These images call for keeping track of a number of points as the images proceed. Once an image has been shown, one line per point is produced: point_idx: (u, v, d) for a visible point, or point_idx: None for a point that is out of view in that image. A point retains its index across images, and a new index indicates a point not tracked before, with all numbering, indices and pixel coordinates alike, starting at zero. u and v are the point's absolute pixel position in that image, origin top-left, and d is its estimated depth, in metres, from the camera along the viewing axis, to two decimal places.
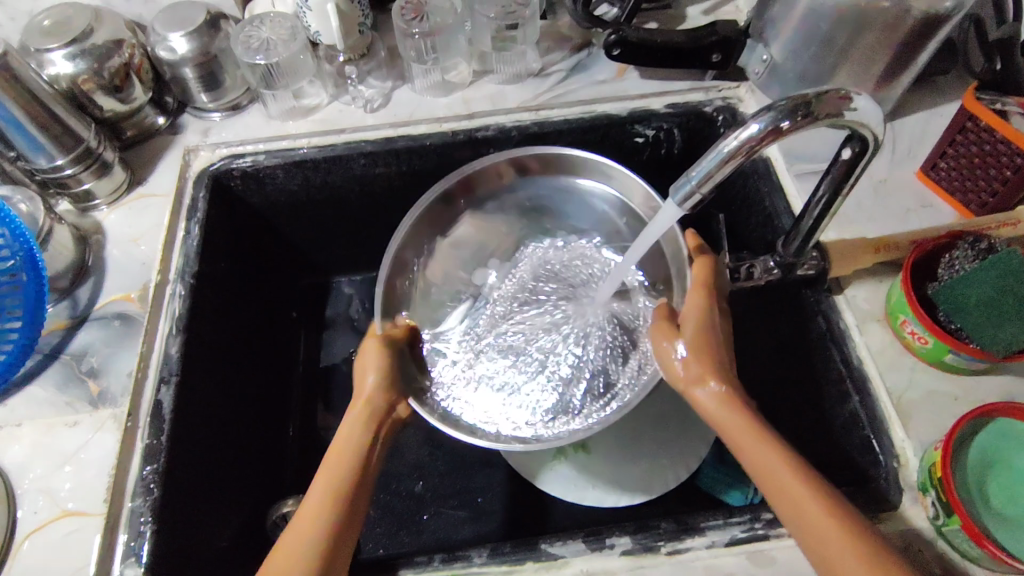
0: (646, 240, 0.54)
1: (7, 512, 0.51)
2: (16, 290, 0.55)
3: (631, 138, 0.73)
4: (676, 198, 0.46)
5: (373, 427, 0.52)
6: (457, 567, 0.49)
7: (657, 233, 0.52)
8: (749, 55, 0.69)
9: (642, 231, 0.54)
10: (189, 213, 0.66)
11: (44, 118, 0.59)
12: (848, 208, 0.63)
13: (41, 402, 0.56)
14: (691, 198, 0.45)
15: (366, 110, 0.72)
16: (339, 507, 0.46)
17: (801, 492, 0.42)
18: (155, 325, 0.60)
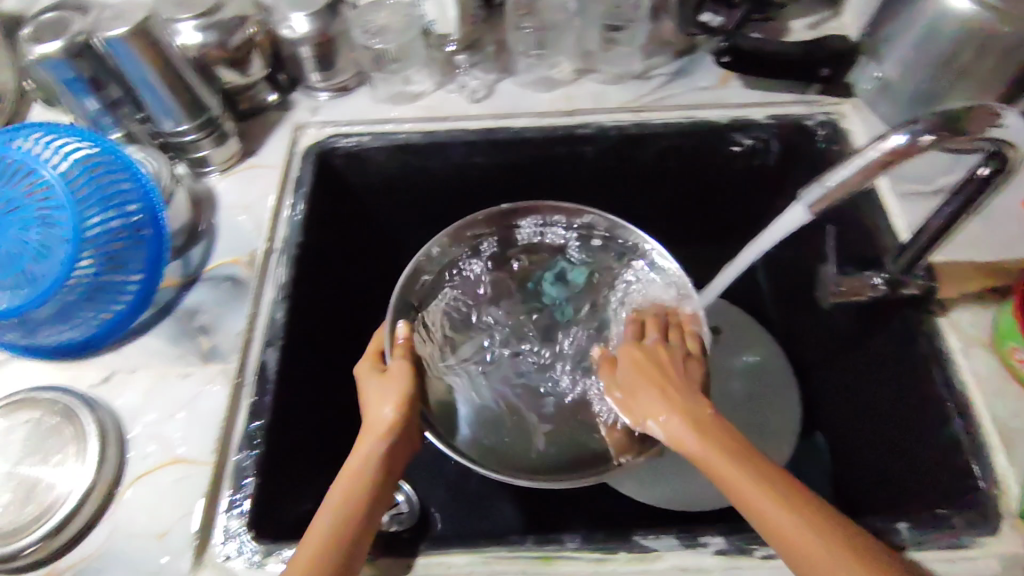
0: (765, 244, 0.56)
1: (119, 454, 0.54)
2: (141, 243, 0.57)
3: (728, 147, 0.73)
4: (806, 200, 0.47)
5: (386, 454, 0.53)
6: (550, 550, 0.50)
7: (780, 234, 0.53)
8: (859, 71, 0.70)
9: (764, 231, 0.55)
10: (296, 187, 0.68)
11: (176, 85, 0.61)
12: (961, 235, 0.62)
13: (155, 353, 0.58)
14: (823, 201, 0.46)
15: (470, 99, 0.74)
16: (340, 545, 0.46)
17: (765, 499, 0.44)
18: (262, 291, 0.62)
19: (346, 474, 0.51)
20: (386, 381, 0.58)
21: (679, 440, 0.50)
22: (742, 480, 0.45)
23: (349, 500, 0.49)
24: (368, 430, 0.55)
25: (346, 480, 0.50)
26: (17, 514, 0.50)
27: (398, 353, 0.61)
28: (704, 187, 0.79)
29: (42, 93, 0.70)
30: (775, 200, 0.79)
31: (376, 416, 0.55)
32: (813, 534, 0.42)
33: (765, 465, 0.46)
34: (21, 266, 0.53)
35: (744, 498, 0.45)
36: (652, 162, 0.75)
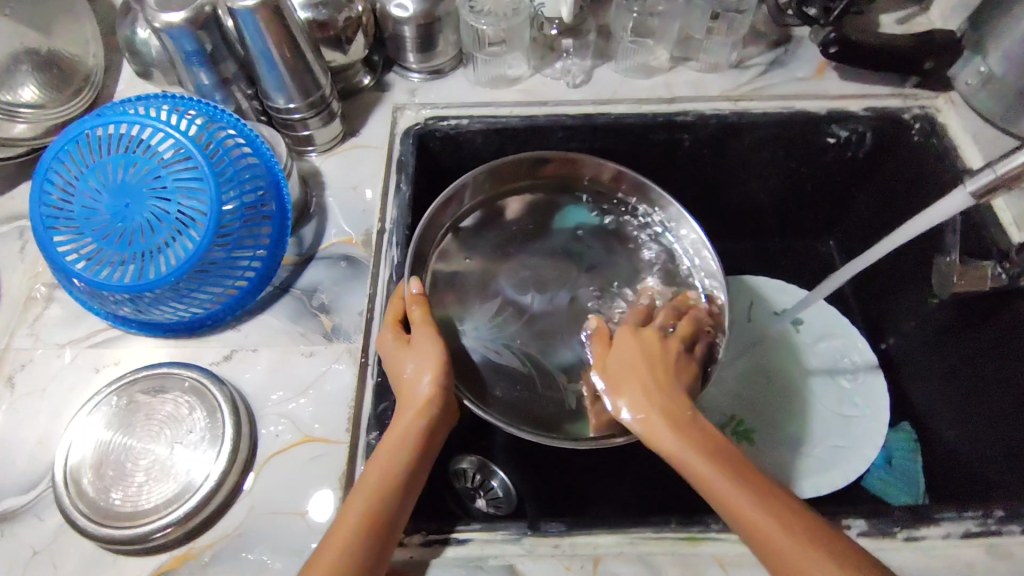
0: (910, 230, 0.57)
1: (251, 432, 0.53)
2: (266, 220, 0.57)
3: (823, 138, 0.74)
4: (971, 188, 0.48)
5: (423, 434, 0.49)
6: (696, 531, 0.49)
7: (932, 218, 0.54)
8: (961, 67, 0.70)
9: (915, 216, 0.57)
10: (400, 168, 0.68)
11: (294, 61, 0.61)
12: None
13: (276, 331, 0.58)
14: (988, 190, 0.47)
15: (570, 85, 0.74)
16: (375, 531, 0.44)
17: (746, 498, 0.44)
18: (378, 271, 0.61)
19: (386, 449, 0.48)
20: (416, 347, 0.53)
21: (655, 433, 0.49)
22: (730, 487, 0.45)
23: (388, 470, 0.47)
24: (403, 401, 0.51)
25: (388, 457, 0.48)
26: (161, 491, 0.49)
27: (418, 311, 0.55)
28: (794, 178, 0.79)
29: (137, 65, 0.67)
30: (862, 191, 0.80)
31: (409, 381, 0.52)
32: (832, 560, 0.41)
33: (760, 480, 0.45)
34: (153, 239, 0.51)
35: (731, 502, 0.44)
36: (747, 151, 0.75)
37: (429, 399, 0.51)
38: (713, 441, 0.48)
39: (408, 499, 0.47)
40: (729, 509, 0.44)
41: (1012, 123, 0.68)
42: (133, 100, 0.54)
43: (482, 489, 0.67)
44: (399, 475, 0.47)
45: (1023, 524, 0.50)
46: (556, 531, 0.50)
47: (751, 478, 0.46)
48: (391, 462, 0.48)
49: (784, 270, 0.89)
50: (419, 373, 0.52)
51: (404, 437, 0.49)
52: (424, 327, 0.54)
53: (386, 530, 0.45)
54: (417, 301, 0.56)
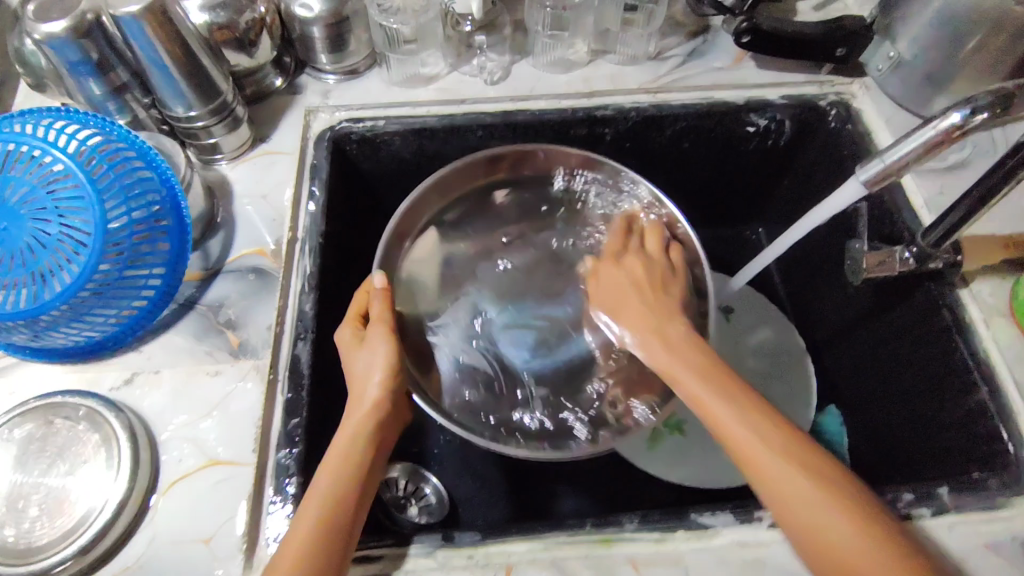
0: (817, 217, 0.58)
1: (152, 458, 0.51)
2: (163, 235, 0.54)
3: (743, 127, 0.74)
4: (862, 177, 0.49)
5: (376, 438, 0.49)
6: (610, 533, 0.49)
7: (835, 206, 0.55)
8: (872, 51, 0.70)
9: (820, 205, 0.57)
10: (312, 174, 0.66)
11: (190, 69, 0.58)
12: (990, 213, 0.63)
13: (180, 351, 0.56)
14: (879, 178, 0.48)
15: (487, 82, 0.72)
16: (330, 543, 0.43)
17: (771, 459, 0.44)
18: (289, 282, 0.60)
19: (335, 456, 0.47)
20: (369, 346, 0.53)
21: (661, 361, 0.53)
22: (735, 423, 0.46)
23: (345, 466, 0.46)
24: (353, 404, 0.51)
25: (339, 466, 0.46)
26: (55, 526, 0.47)
27: (376, 305, 0.56)
28: (718, 167, 0.79)
29: (29, 78, 0.64)
30: (785, 178, 0.80)
31: (363, 379, 0.52)
32: (818, 480, 0.43)
33: (789, 438, 0.45)
34: (36, 262, 0.49)
35: (741, 446, 0.45)
36: (669, 143, 0.75)
37: (380, 402, 0.51)
38: (726, 366, 0.50)
39: (362, 509, 0.46)
40: (739, 452, 0.45)
41: (922, 107, 0.69)
42: (13, 116, 0.52)
43: (413, 496, 0.66)
44: (354, 472, 0.46)
45: (930, 507, 0.52)
46: (470, 541, 0.49)
47: (752, 399, 0.47)
48: (345, 460, 0.47)
49: (717, 259, 0.89)
50: (372, 374, 0.52)
51: (358, 436, 0.48)
52: (380, 325, 0.54)
53: (345, 529, 0.44)
54: (376, 296, 0.56)
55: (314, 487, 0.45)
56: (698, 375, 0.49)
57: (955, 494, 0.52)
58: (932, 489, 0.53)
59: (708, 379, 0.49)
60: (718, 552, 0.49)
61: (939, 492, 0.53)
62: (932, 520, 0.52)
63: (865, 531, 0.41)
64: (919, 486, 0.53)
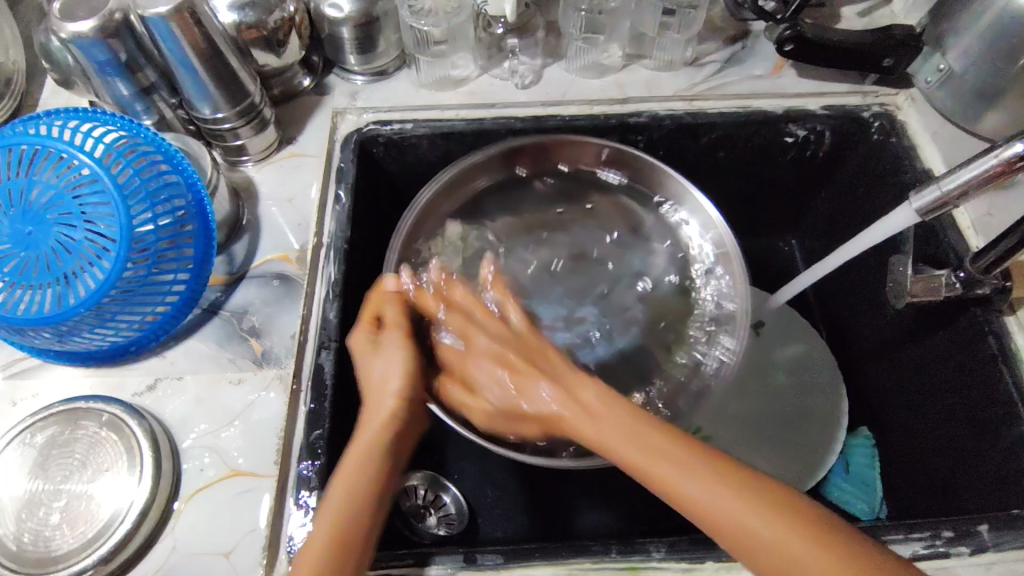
0: (868, 239, 0.56)
1: (173, 467, 0.51)
2: (189, 240, 0.54)
3: (781, 137, 0.71)
4: (917, 205, 0.46)
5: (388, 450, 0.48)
6: (637, 561, 0.48)
7: (887, 230, 0.53)
8: (921, 63, 0.68)
9: (869, 227, 0.55)
10: (338, 178, 0.64)
11: (217, 69, 0.57)
12: None
13: (203, 357, 0.55)
14: (936, 206, 0.46)
15: (518, 86, 0.71)
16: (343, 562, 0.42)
17: (730, 506, 0.41)
18: (313, 289, 0.59)
19: (351, 462, 0.46)
20: (386, 354, 0.52)
21: (591, 434, 0.46)
22: (713, 501, 0.41)
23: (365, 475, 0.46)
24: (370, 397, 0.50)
25: (354, 480, 0.45)
26: (76, 534, 0.47)
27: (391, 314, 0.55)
28: (752, 177, 0.76)
29: (57, 74, 0.63)
30: (822, 190, 0.77)
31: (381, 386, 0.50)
32: (761, 498, 0.41)
33: (735, 473, 0.42)
34: (62, 266, 0.48)
35: (668, 480, 0.43)
36: (702, 153, 0.73)
37: (391, 415, 0.49)
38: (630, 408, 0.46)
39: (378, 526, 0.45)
40: (663, 492, 0.43)
41: (970, 122, 0.66)
42: (39, 116, 0.52)
43: (432, 506, 0.66)
44: (367, 489, 0.45)
45: (971, 546, 0.50)
46: (492, 564, 0.48)
47: (671, 442, 0.44)
48: (368, 460, 0.46)
49: (750, 271, 0.86)
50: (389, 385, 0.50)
51: (373, 444, 0.47)
52: (396, 333, 0.53)
53: (355, 539, 0.43)
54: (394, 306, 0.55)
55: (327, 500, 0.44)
56: (610, 413, 0.46)
57: (995, 532, 0.50)
58: (972, 525, 0.51)
59: (657, 455, 0.43)
60: None
61: (980, 529, 0.51)
62: (972, 558, 0.50)
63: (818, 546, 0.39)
64: (959, 523, 0.51)
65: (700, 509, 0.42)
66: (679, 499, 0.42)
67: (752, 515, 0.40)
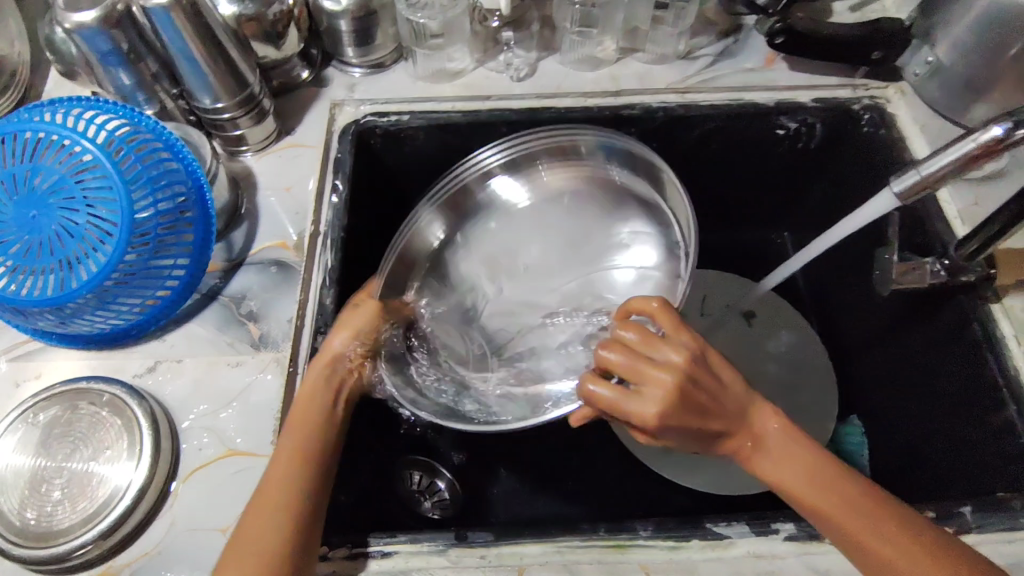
0: (849, 225, 0.56)
1: (172, 447, 0.52)
2: (188, 226, 0.55)
3: (772, 130, 0.72)
4: (897, 188, 0.47)
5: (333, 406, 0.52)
6: (624, 539, 0.49)
7: (868, 217, 0.54)
8: (910, 56, 0.69)
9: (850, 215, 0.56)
10: (336, 168, 0.65)
11: (217, 60, 0.59)
12: None
13: (202, 341, 0.57)
14: (915, 190, 0.46)
15: (513, 78, 0.72)
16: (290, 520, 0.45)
17: (893, 546, 0.42)
18: (310, 276, 0.60)
19: (298, 424, 0.50)
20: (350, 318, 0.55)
21: (796, 477, 0.45)
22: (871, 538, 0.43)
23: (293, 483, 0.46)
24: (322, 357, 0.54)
25: (305, 437, 0.49)
26: (77, 509, 0.48)
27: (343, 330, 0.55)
28: (745, 169, 0.77)
29: (61, 65, 0.65)
30: (814, 182, 0.78)
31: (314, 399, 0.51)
32: (894, 529, 0.43)
33: (885, 510, 0.44)
34: (64, 250, 0.50)
35: (840, 516, 0.44)
36: (695, 145, 0.74)
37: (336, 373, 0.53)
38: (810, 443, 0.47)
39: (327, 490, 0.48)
40: (838, 529, 0.44)
41: (959, 114, 0.67)
42: (43, 104, 0.53)
43: (426, 491, 0.66)
44: (316, 449, 0.49)
45: (953, 527, 0.51)
46: (483, 541, 0.49)
47: (834, 478, 0.45)
48: (298, 464, 0.47)
49: (743, 263, 0.87)
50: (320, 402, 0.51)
51: (324, 412, 0.51)
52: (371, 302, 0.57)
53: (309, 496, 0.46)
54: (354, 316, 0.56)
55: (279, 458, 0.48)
56: (800, 450, 0.46)
57: (979, 513, 0.51)
58: (955, 507, 0.52)
59: (827, 491, 0.44)
60: (732, 563, 0.48)
61: (962, 511, 0.52)
62: None
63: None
64: (942, 505, 0.52)
65: (852, 538, 0.43)
66: (845, 531, 0.43)
67: (910, 548, 0.42)
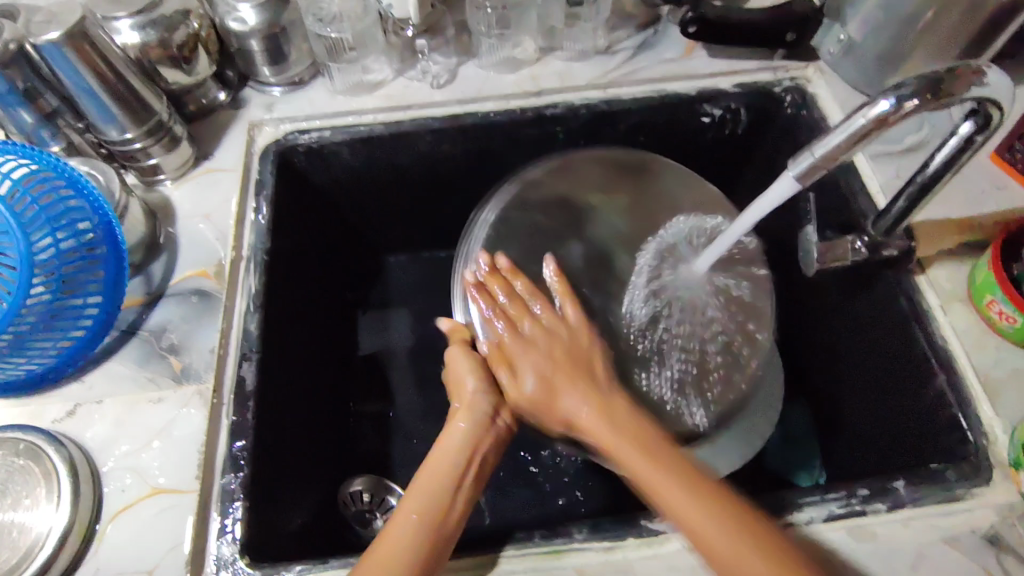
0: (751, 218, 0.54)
1: (94, 491, 0.50)
2: (96, 264, 0.54)
3: (698, 118, 0.72)
4: (794, 172, 0.46)
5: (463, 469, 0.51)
6: (559, 544, 0.49)
7: (767, 208, 0.52)
8: (823, 35, 0.69)
9: (753, 203, 0.53)
10: (257, 189, 0.65)
11: (119, 90, 0.58)
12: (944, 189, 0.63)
13: (122, 379, 0.55)
14: (811, 172, 0.46)
15: (433, 86, 0.71)
16: None
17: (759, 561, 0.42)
18: (232, 302, 0.59)
19: (422, 482, 0.49)
20: (460, 357, 0.55)
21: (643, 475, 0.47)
22: (705, 521, 0.44)
23: (425, 535, 0.46)
24: (459, 404, 0.54)
25: (423, 494, 0.49)
26: None
27: (503, 419, 0.54)
28: (674, 158, 0.77)
29: None
30: (747, 168, 0.79)
31: (452, 454, 0.51)
32: (688, 492, 0.45)
33: (736, 516, 0.44)
34: None
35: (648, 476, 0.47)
36: (622, 139, 0.74)
37: (466, 444, 0.52)
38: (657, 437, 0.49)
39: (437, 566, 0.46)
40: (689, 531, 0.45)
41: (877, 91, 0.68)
42: None
43: (378, 508, 0.67)
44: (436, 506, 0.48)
45: (887, 502, 0.51)
46: None
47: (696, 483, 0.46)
48: (430, 528, 0.47)
49: None
50: (455, 459, 0.51)
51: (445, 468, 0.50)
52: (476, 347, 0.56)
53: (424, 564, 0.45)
54: (472, 372, 0.54)
55: (396, 514, 0.48)
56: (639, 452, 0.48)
57: (911, 489, 0.51)
58: (889, 483, 0.52)
59: (670, 476, 0.46)
60: (667, 560, 0.48)
61: (896, 486, 0.52)
62: (889, 514, 0.51)
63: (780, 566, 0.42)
64: (875, 482, 0.52)
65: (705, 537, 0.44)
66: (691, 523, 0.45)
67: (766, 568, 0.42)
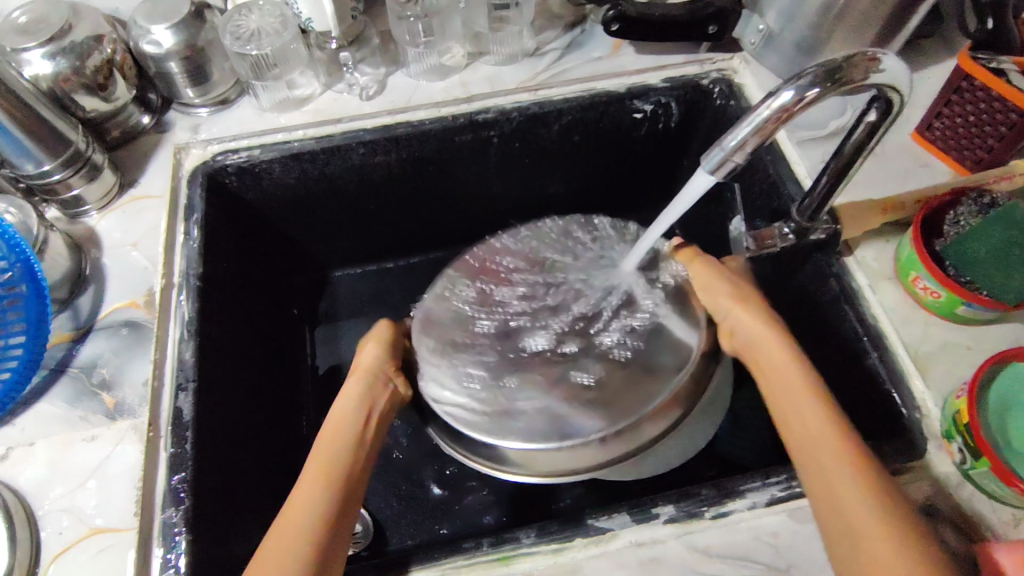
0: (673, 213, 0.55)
1: (31, 535, 0.49)
2: (17, 303, 0.53)
3: (630, 114, 0.73)
4: (708, 166, 0.47)
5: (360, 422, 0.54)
6: (507, 550, 0.49)
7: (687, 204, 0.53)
8: (744, 25, 0.70)
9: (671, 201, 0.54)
10: (186, 214, 0.63)
11: (30, 123, 0.56)
12: (867, 169, 0.64)
13: (53, 418, 0.54)
14: (724, 165, 0.46)
15: (362, 97, 0.70)
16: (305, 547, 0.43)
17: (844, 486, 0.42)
18: (165, 330, 0.58)
19: (323, 441, 0.51)
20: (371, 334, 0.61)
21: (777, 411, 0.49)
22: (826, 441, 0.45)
23: (323, 483, 0.48)
24: (354, 372, 0.58)
25: (325, 451, 0.50)
26: None
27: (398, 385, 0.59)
28: (612, 155, 0.78)
29: None
30: (684, 158, 0.79)
31: (353, 412, 0.54)
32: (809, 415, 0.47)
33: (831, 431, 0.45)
34: None
35: (812, 459, 0.44)
36: (557, 139, 0.74)
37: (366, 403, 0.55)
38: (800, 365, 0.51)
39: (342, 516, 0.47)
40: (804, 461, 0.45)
41: None
42: None
43: None
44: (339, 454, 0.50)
45: None
46: None
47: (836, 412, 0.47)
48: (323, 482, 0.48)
49: None
50: (353, 414, 0.54)
51: (342, 425, 0.53)
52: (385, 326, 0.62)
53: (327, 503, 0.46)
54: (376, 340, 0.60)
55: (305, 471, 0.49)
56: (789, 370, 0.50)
57: None
58: None
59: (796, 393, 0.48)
60: (615, 556, 0.49)
61: None
62: None
63: (882, 517, 0.40)
64: None
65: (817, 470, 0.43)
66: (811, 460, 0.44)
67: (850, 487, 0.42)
